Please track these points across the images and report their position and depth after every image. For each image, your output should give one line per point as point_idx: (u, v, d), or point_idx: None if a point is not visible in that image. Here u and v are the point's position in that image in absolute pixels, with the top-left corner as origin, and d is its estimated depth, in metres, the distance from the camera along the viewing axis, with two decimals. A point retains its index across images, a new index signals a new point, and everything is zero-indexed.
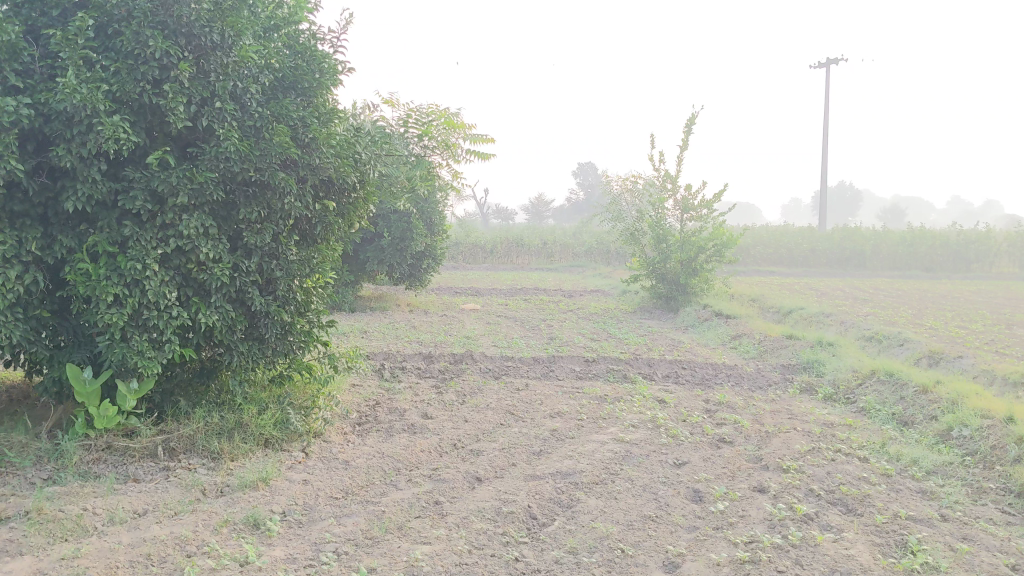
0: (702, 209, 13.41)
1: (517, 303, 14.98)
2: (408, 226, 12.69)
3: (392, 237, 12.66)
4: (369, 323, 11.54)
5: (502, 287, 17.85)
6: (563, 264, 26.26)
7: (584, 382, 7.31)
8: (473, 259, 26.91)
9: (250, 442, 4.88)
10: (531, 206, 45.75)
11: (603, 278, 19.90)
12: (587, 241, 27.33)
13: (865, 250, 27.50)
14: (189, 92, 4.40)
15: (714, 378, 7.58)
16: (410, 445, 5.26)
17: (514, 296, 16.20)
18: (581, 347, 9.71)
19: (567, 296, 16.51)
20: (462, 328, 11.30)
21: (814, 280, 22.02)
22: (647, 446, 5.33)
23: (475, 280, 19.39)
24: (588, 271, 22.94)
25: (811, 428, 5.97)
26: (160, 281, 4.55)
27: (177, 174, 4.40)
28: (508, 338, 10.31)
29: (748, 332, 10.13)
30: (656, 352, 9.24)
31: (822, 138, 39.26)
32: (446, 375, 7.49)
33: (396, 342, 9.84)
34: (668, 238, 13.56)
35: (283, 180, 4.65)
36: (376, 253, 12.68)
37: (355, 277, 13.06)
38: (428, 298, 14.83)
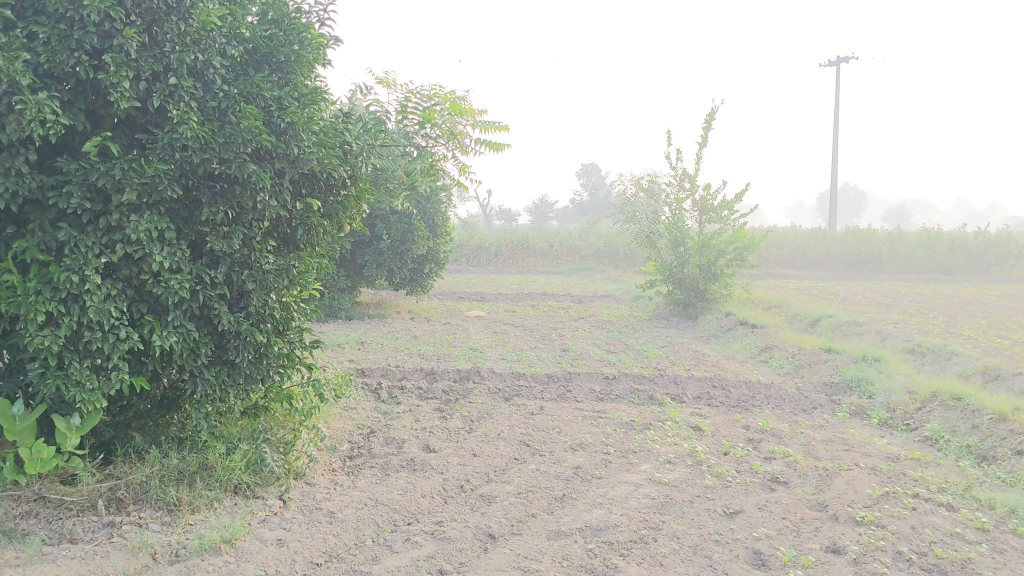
0: (723, 211, 12.57)
1: (524, 309, 14.16)
2: (408, 228, 11.89)
3: (392, 240, 11.85)
4: (367, 332, 10.73)
5: (507, 291, 17.04)
6: (570, 267, 25.44)
7: (606, 405, 6.48)
8: (478, 263, 26.48)
9: (216, 489, 4.06)
10: (535, 207, 44.90)
11: (614, 282, 19.06)
12: (595, 243, 26.52)
13: (882, 253, 26.59)
14: (137, 65, 3.57)
15: (751, 400, 6.75)
16: (408, 488, 4.43)
17: (521, 301, 15.38)
18: (596, 360, 8.88)
19: (576, 301, 15.69)
20: (467, 338, 10.46)
21: (833, 284, 21.17)
22: (690, 489, 4.50)
23: (480, 284, 18.57)
24: (597, 275, 22.13)
25: (875, 463, 5.14)
26: (104, 296, 3.72)
27: (122, 164, 3.57)
28: (518, 350, 9.48)
29: (779, 344, 9.30)
30: (679, 367, 8.41)
31: (833, 138, 38.34)
32: (450, 396, 6.67)
33: (396, 355, 9.01)
34: (685, 241, 12.74)
35: (253, 172, 3.82)
36: (375, 257, 11.89)
37: (352, 283, 12.26)
38: (430, 304, 14.01)
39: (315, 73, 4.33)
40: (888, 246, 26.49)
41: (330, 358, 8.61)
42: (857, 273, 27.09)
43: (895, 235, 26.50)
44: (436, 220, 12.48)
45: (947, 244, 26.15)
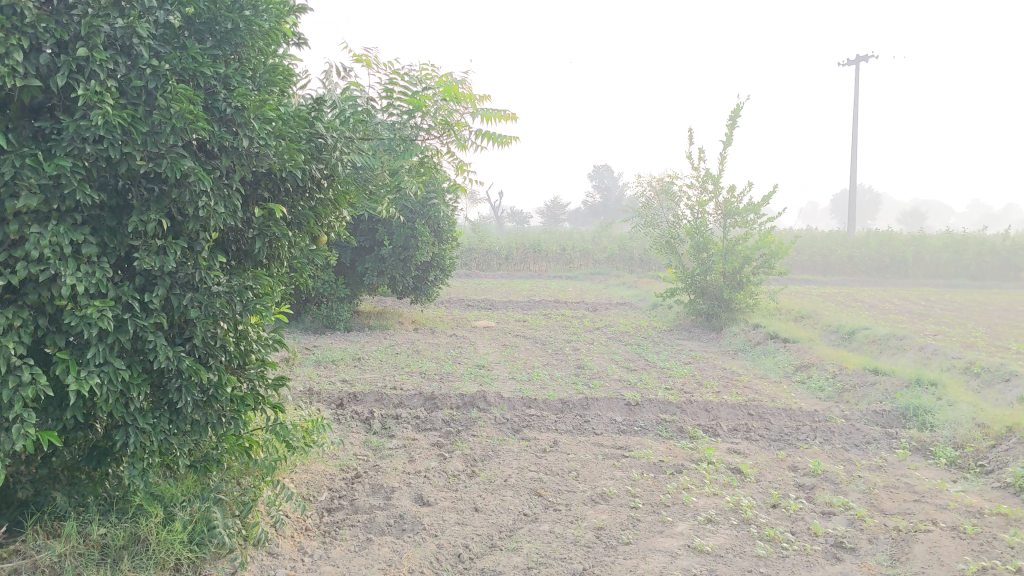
0: (749, 214, 11.69)
1: (537, 319, 13.32)
2: (412, 233, 11.09)
3: (394, 245, 11.06)
4: (366, 346, 9.93)
5: (518, 298, 16.20)
6: (583, 272, 24.61)
7: (630, 439, 5.65)
8: (488, 267, 25.29)
9: (149, 568, 3.25)
10: (546, 209, 44.04)
11: (630, 289, 18.19)
12: (609, 246, 25.76)
13: (908, 257, 25.67)
14: (35, 31, 2.73)
15: (794, 433, 5.91)
16: (393, 560, 3.61)
17: (531, 310, 14.54)
18: (616, 380, 8.04)
19: (592, 310, 14.84)
20: (474, 353, 9.65)
21: (859, 291, 20.24)
22: (739, 561, 3.67)
23: (489, 290, 17.75)
24: (612, 280, 21.28)
25: (956, 520, 4.30)
26: (4, 329, 2.89)
27: (17, 160, 2.75)
28: (529, 368, 8.65)
29: (817, 362, 8.43)
30: (708, 390, 7.56)
31: (851, 139, 37.40)
32: (451, 428, 5.85)
33: (395, 373, 8.21)
34: (709, 247, 11.87)
35: (190, 170, 3.02)
36: (375, 263, 11.06)
37: (352, 292, 11.46)
38: (436, 313, 13.19)
39: (277, 48, 3.52)
40: (913, 250, 25.59)
41: (322, 378, 7.81)
42: (880, 277, 26.16)
43: (920, 238, 25.61)
44: (441, 225, 11.66)
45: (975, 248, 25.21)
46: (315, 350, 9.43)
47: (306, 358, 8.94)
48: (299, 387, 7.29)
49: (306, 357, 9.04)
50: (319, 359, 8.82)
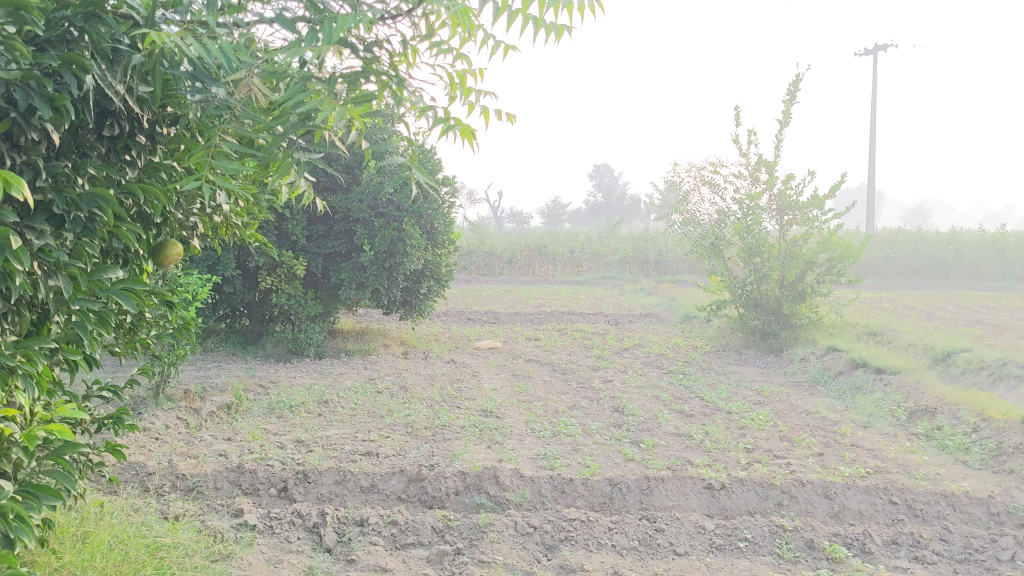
0: (812, 210, 9.59)
1: (551, 336, 11.16)
2: (398, 235, 8.94)
3: (376, 251, 8.92)
4: (340, 381, 7.76)
5: (526, 310, 14.03)
6: (594, 276, 22.43)
7: (738, 569, 3.49)
8: (490, 272, 23.10)
9: None
10: (547, 209, 41.91)
11: (651, 297, 16.04)
12: (621, 248, 23.71)
13: (949, 257, 23.49)
14: None
15: (990, 551, 3.76)
16: None
17: (543, 324, 12.38)
18: (672, 436, 5.88)
19: (613, 323, 12.67)
20: (478, 389, 7.48)
21: (908, 296, 18.04)
22: None
23: (491, 300, 15.59)
24: (627, 286, 19.15)
25: None
26: None
27: None
28: (551, 415, 6.50)
29: (941, 406, 6.27)
30: (808, 457, 5.40)
31: (872, 132, 35.20)
32: (448, 547, 3.68)
33: (371, 426, 6.05)
34: (763, 250, 9.73)
35: None
36: (353, 273, 8.90)
37: (324, 309, 9.29)
38: (430, 330, 11.03)
39: None
40: (954, 249, 23.46)
41: (269, 440, 5.65)
42: (918, 279, 23.99)
43: (960, 236, 23.46)
44: (435, 226, 9.50)
45: (1022, 246, 23.04)
46: (272, 390, 7.27)
47: (256, 403, 6.78)
48: (231, 459, 5.13)
49: (257, 400, 6.88)
50: (275, 405, 6.66)
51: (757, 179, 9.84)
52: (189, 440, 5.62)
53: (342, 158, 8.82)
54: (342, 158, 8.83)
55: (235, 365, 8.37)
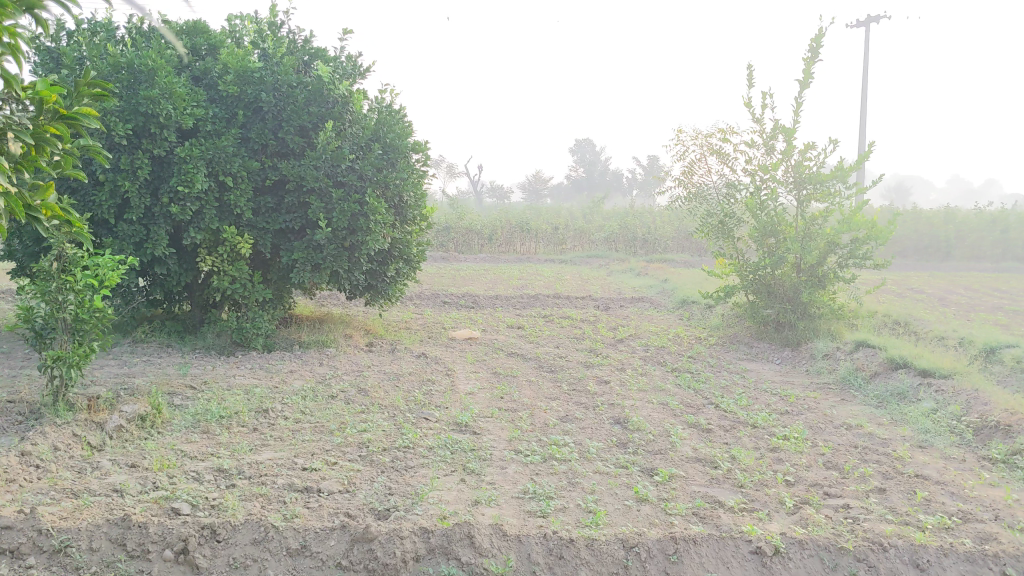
0: (834, 183, 8.42)
1: (536, 324, 9.97)
2: (360, 209, 7.71)
3: (334, 227, 7.68)
4: (288, 383, 6.53)
5: (507, 292, 12.81)
6: (579, 255, 21.20)
7: None
8: (469, 249, 21.81)
9: None
10: (528, 184, 40.55)
11: (641, 279, 14.85)
12: (607, 225, 22.50)
13: (949, 238, 22.39)
14: None
15: None
16: None
17: (526, 310, 11.18)
18: (692, 464, 4.72)
19: (603, 308, 11.49)
20: (452, 394, 6.28)
21: (914, 279, 16.92)
22: None
23: (469, 282, 14.32)
24: (614, 266, 17.94)
25: None
26: None
27: None
28: (540, 431, 5.32)
29: (1015, 422, 5.15)
30: (869, 496, 4.26)
31: (864, 108, 34.07)
32: None
33: (317, 447, 4.85)
34: (778, 229, 8.55)
35: None
36: (307, 253, 7.66)
37: (276, 294, 8.05)
38: (399, 317, 9.81)
39: None
40: (954, 229, 22.34)
41: (183, 469, 4.45)
42: (916, 261, 22.89)
43: (961, 216, 22.36)
44: (404, 199, 8.27)
45: None
46: (203, 396, 6.04)
47: (179, 414, 5.56)
48: (126, 500, 3.93)
49: (182, 409, 5.66)
50: (201, 417, 5.44)
51: (772, 148, 8.68)
52: (79, 468, 4.40)
53: (296, 120, 7.61)
54: (295, 118, 7.61)
55: (166, 361, 7.12)
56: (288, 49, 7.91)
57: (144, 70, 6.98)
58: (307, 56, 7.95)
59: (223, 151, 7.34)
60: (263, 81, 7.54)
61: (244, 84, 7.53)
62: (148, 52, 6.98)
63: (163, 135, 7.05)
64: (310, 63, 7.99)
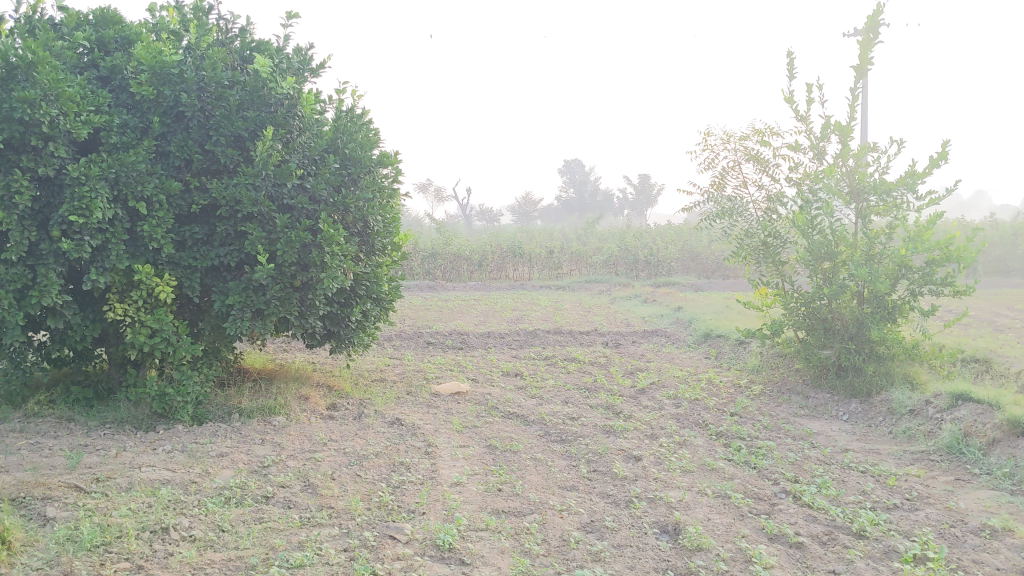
0: (903, 191, 6.79)
1: (538, 369, 8.31)
2: (312, 239, 6.07)
3: (279, 262, 6.02)
4: (211, 476, 4.85)
5: (502, 328, 11.16)
6: (577, 280, 19.58)
7: None
8: (457, 277, 20.15)
9: None
10: (518, 206, 38.96)
11: (652, 308, 13.21)
12: (606, 247, 20.91)
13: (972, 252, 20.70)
14: None
15: None
16: None
17: (525, 350, 9.52)
18: None
19: (615, 346, 9.84)
20: (432, 489, 4.60)
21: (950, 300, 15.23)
22: None
23: (457, 316, 12.63)
24: (618, 292, 16.31)
25: None
26: None
27: None
28: (560, 557, 3.64)
29: None
30: None
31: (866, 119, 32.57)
32: None
33: None
34: (836, 251, 6.91)
35: None
36: (245, 296, 5.98)
37: (210, 349, 6.35)
38: (373, 367, 8.15)
39: None
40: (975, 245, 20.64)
41: None
42: None
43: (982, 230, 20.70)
44: (370, 224, 6.63)
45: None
46: (86, 503, 4.35)
47: (40, 539, 3.86)
48: None
49: (48, 530, 3.96)
50: (66, 547, 3.75)
51: (824, 152, 7.05)
52: None
53: (228, 129, 5.96)
54: (228, 126, 5.96)
55: (59, 444, 5.42)
56: (219, 40, 6.28)
57: (21, 65, 5.34)
58: (245, 49, 6.31)
59: (132, 168, 5.67)
60: (184, 78, 5.85)
61: (161, 84, 5.86)
62: (27, 42, 5.36)
63: (49, 148, 5.41)
64: (248, 61, 6.33)
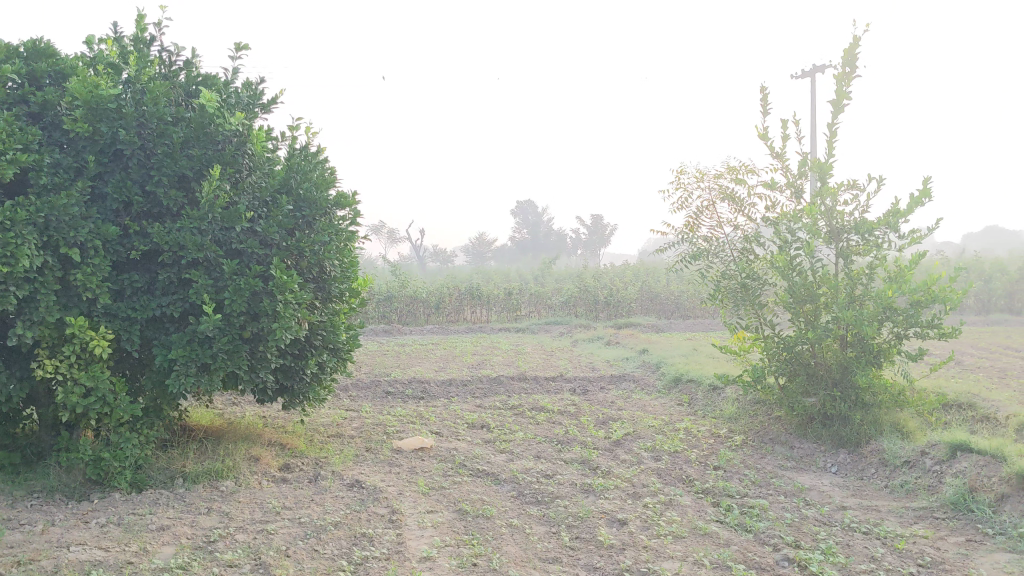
0: (885, 230, 6.51)
1: (505, 420, 7.87)
2: (263, 287, 5.60)
3: (227, 313, 5.53)
4: (150, 556, 4.32)
5: (464, 375, 10.70)
6: (537, 322, 19.20)
7: None
8: (414, 320, 19.67)
9: None
10: (473, 247, 38.61)
11: (617, 351, 12.85)
12: (565, 288, 20.58)
13: None
14: None
15: None
16: None
17: (489, 399, 9.07)
18: None
19: (583, 393, 9.43)
20: (400, 566, 4.12)
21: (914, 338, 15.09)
22: None
23: (415, 362, 12.15)
24: (579, 334, 15.95)
25: None
26: None
27: None
28: None
29: None
30: None
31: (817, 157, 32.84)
32: None
33: None
34: (818, 293, 6.59)
35: None
36: (189, 350, 5.47)
37: (152, 408, 5.82)
38: (330, 421, 7.64)
39: None
40: None
41: None
42: None
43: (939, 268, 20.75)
44: (326, 270, 6.17)
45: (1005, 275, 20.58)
46: None
47: None
48: None
49: None
50: None
51: (802, 190, 6.76)
52: None
53: (171, 168, 5.49)
54: (171, 165, 5.50)
55: None
56: (161, 73, 5.83)
57: None
58: (190, 84, 5.86)
59: (64, 212, 5.17)
60: (123, 114, 5.38)
61: (97, 120, 5.38)
62: None
63: None
64: (193, 96, 5.88)
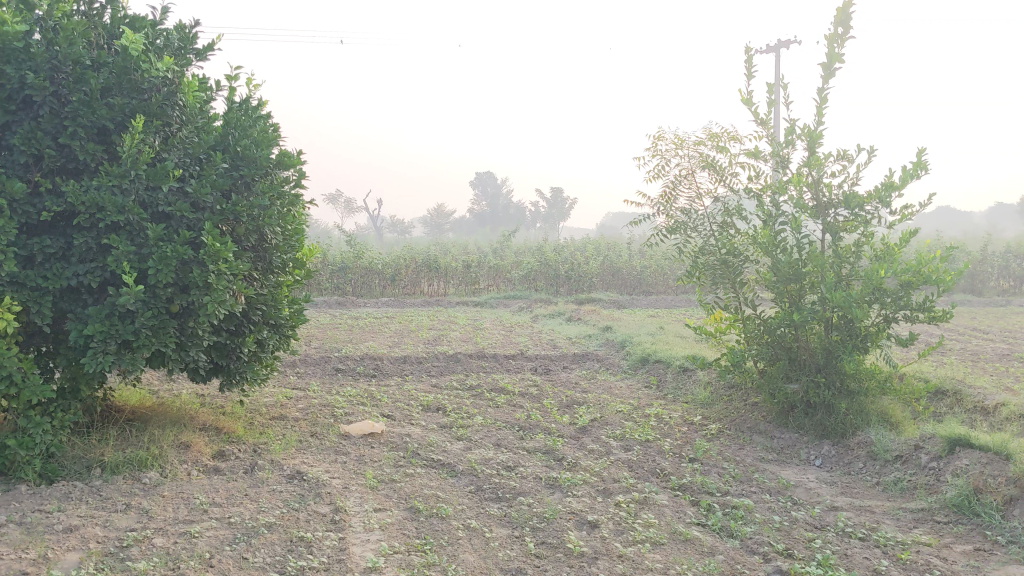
0: (877, 205, 6.04)
1: (462, 402, 7.33)
2: (193, 255, 5.00)
3: (152, 283, 4.91)
4: (51, 565, 3.73)
5: (419, 351, 10.14)
6: (496, 296, 18.67)
7: None
8: (368, 292, 19.04)
9: None
10: (431, 218, 37.91)
11: (579, 328, 12.35)
12: (525, 261, 20.05)
13: None
14: None
15: None
16: None
17: (446, 378, 8.53)
18: None
19: (545, 373, 8.92)
20: None
21: None
22: None
23: (369, 337, 11.56)
24: (540, 309, 15.44)
25: None
26: None
27: None
28: None
29: None
30: None
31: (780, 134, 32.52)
32: None
33: None
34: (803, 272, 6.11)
35: None
36: (108, 325, 4.83)
37: (67, 389, 5.19)
38: (273, 401, 7.05)
39: None
40: None
41: None
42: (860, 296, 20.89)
43: None
44: (266, 237, 5.57)
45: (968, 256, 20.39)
46: None
47: None
48: None
49: None
50: None
51: (788, 160, 6.27)
52: None
53: (88, 119, 4.85)
54: (89, 115, 4.85)
55: None
56: (81, 12, 5.16)
57: None
58: (114, 24, 5.20)
59: None
60: (33, 54, 4.72)
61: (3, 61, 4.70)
62: None
63: None
64: (118, 38, 5.22)
